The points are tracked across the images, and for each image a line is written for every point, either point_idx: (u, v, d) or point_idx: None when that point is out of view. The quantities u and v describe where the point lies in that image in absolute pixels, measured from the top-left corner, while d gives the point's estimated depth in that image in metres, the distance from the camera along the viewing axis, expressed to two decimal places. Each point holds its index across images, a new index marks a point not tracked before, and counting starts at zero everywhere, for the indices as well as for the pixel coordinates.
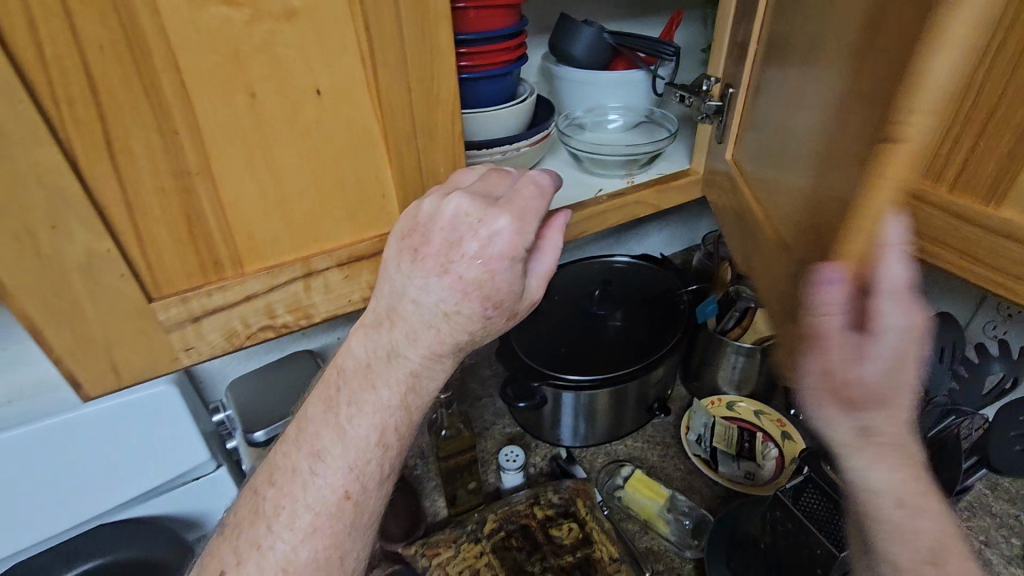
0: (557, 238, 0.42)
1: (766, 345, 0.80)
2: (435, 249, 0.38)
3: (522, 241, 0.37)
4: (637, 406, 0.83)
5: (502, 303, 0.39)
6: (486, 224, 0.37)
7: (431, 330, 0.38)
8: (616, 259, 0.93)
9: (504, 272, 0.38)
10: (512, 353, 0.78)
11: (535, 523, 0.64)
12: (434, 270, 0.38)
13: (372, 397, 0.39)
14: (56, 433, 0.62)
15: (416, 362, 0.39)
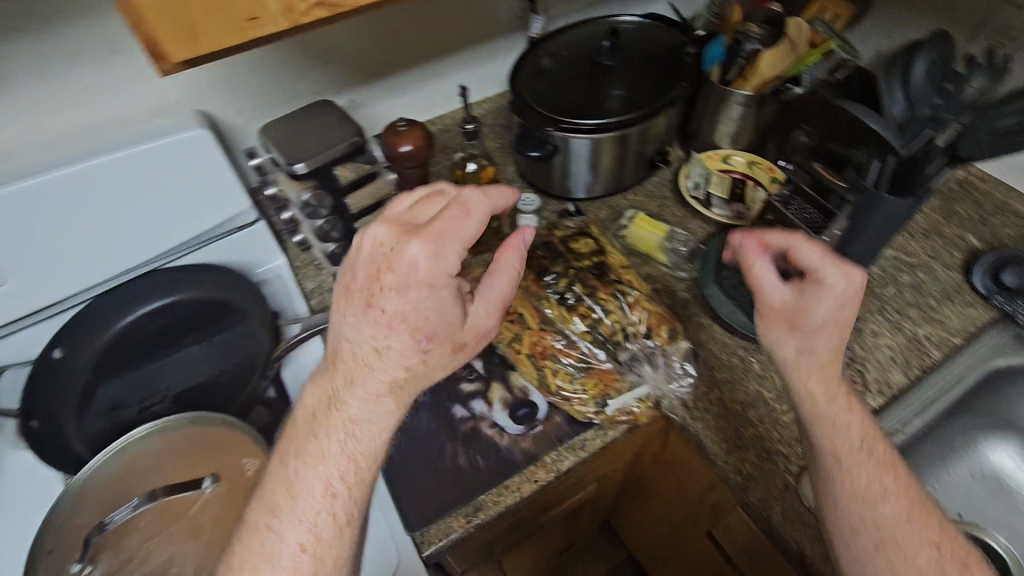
0: (511, 258, 0.49)
1: (766, 90, 0.83)
2: (370, 288, 0.44)
3: (443, 269, 0.43)
4: (639, 157, 0.89)
5: (431, 333, 0.44)
6: (417, 250, 0.43)
7: (362, 365, 0.46)
8: (626, 19, 0.91)
9: (431, 297, 0.44)
10: (524, 104, 0.82)
11: (554, 240, 0.72)
12: (369, 306, 0.44)
13: (318, 443, 0.47)
14: (95, 170, 0.63)
15: (360, 385, 0.46)
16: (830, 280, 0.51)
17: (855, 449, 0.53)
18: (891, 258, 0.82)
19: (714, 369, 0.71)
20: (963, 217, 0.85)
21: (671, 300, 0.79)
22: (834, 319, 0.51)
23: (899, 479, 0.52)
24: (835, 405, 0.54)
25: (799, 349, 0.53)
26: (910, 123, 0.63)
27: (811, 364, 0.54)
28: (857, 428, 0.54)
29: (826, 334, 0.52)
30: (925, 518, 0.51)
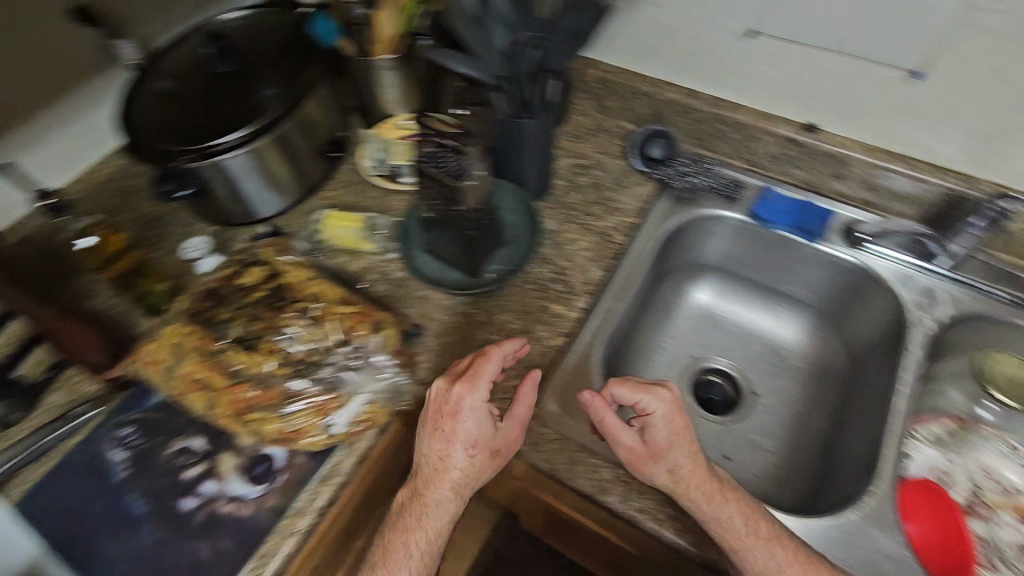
0: (530, 387, 0.63)
1: (399, 46, 0.81)
2: (438, 419, 0.61)
3: (472, 402, 0.60)
4: (310, 151, 0.83)
5: (476, 440, 0.60)
6: (477, 386, 0.61)
7: (439, 475, 0.60)
8: (229, 15, 0.83)
9: (467, 425, 0.60)
10: (150, 141, 0.70)
11: (220, 282, 0.74)
12: (433, 432, 0.61)
13: (409, 529, 0.60)
14: None
15: (434, 495, 0.61)
16: (656, 410, 0.60)
17: (742, 527, 0.57)
18: (563, 163, 0.90)
19: (445, 334, 0.73)
20: (615, 107, 0.93)
21: (389, 283, 0.78)
22: (672, 436, 0.59)
23: (769, 527, 0.58)
24: (716, 504, 0.57)
25: (670, 471, 0.58)
26: (516, 47, 0.68)
27: (684, 478, 0.58)
28: (736, 513, 0.57)
29: (678, 446, 0.59)
30: (811, 573, 0.56)
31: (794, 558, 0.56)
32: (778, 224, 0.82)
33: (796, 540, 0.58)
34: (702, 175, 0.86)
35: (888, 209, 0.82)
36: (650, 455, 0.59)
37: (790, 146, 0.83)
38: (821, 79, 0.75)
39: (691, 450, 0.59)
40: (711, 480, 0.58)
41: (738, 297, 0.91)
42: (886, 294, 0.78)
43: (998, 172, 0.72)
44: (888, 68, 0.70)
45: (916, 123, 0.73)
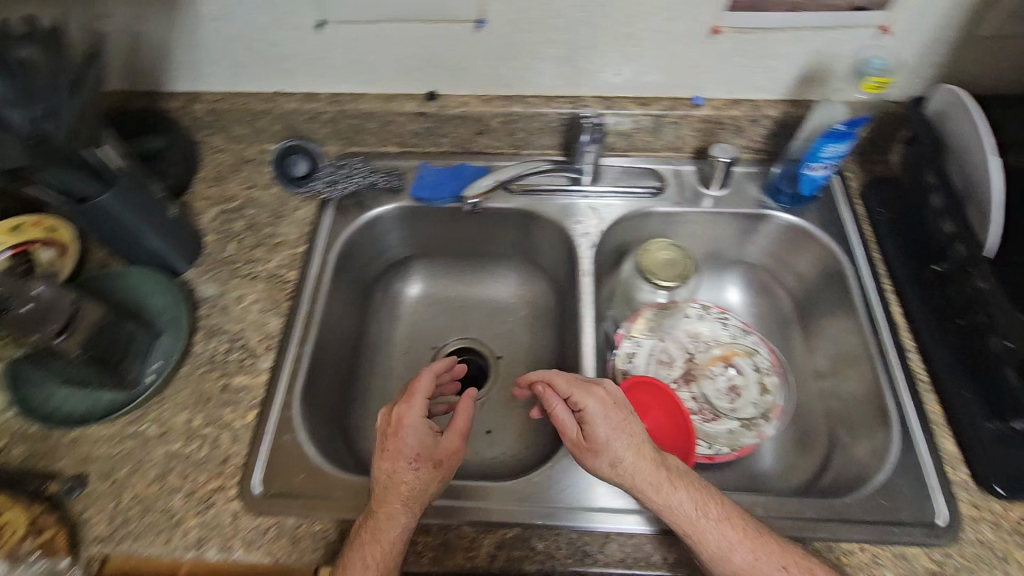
0: (461, 420, 0.59)
1: None
2: (382, 440, 0.57)
3: (417, 404, 0.58)
4: None
5: (419, 452, 0.55)
6: (414, 399, 0.58)
7: (391, 490, 0.54)
8: None
9: (415, 433, 0.56)
10: None
11: None
12: (380, 453, 0.56)
13: (372, 547, 0.52)
14: None
15: (386, 512, 0.54)
16: (589, 408, 0.58)
17: (694, 514, 0.55)
18: (211, 217, 0.80)
19: (114, 472, 0.62)
20: (245, 132, 0.84)
21: (25, 444, 0.63)
22: (612, 430, 0.57)
23: (722, 509, 0.55)
24: (665, 494, 0.56)
25: (613, 463, 0.57)
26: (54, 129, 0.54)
27: (628, 469, 0.56)
28: (687, 500, 0.55)
29: (619, 439, 0.57)
30: (761, 547, 0.54)
31: (749, 536, 0.54)
32: (439, 199, 0.81)
33: (752, 518, 0.56)
34: (351, 176, 0.80)
35: (532, 147, 0.85)
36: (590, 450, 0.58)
37: (423, 119, 0.81)
38: (411, 48, 0.73)
39: (636, 441, 0.57)
40: (656, 467, 0.57)
41: (449, 278, 0.91)
42: (556, 229, 0.82)
43: (593, 85, 0.78)
44: (455, 22, 0.70)
45: (510, 64, 0.75)
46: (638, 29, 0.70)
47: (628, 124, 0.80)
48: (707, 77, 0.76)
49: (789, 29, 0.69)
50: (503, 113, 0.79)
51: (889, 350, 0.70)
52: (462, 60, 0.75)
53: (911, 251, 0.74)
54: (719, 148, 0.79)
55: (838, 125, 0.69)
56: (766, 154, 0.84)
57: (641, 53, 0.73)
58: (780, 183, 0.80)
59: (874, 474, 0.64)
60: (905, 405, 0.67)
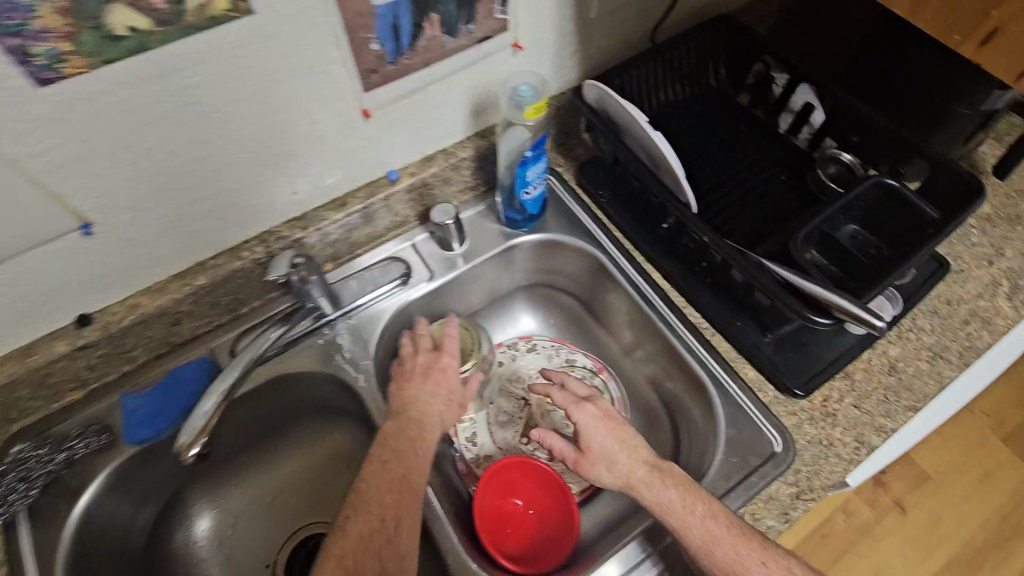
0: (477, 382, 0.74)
1: None
2: (409, 378, 0.70)
3: (452, 362, 0.72)
4: None
5: (451, 389, 0.71)
6: (449, 355, 0.72)
7: (431, 405, 0.68)
8: None
9: (446, 382, 0.70)
10: None
11: None
12: (406, 382, 0.70)
13: (416, 444, 0.64)
14: None
15: (426, 417, 0.66)
16: (580, 420, 0.68)
17: (681, 509, 0.59)
18: None
19: None
20: None
21: None
22: (610, 436, 0.66)
23: (708, 506, 0.59)
24: (657, 490, 0.61)
25: (609, 467, 0.65)
26: None
27: (622, 473, 0.64)
28: (675, 496, 0.60)
29: (612, 444, 0.66)
30: (742, 542, 0.57)
31: (732, 533, 0.57)
32: (166, 431, 0.64)
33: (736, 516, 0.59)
34: (30, 472, 0.59)
35: (253, 303, 0.72)
36: (587, 465, 0.66)
37: (88, 351, 0.62)
38: (14, 290, 0.54)
39: (631, 439, 0.66)
40: (650, 469, 0.63)
41: (239, 483, 0.74)
42: (326, 375, 0.71)
43: (276, 214, 0.67)
44: (53, 240, 0.53)
45: (162, 243, 0.61)
46: (287, 146, 0.61)
47: (338, 231, 0.72)
48: (388, 152, 0.70)
49: (436, 81, 0.66)
50: (189, 292, 0.65)
51: (670, 316, 0.74)
52: (96, 268, 0.58)
53: (639, 217, 0.78)
54: (438, 211, 0.75)
55: (526, 152, 0.68)
56: (483, 187, 0.82)
57: (306, 164, 0.64)
58: (512, 212, 0.78)
59: (714, 437, 0.67)
60: (704, 358, 0.71)
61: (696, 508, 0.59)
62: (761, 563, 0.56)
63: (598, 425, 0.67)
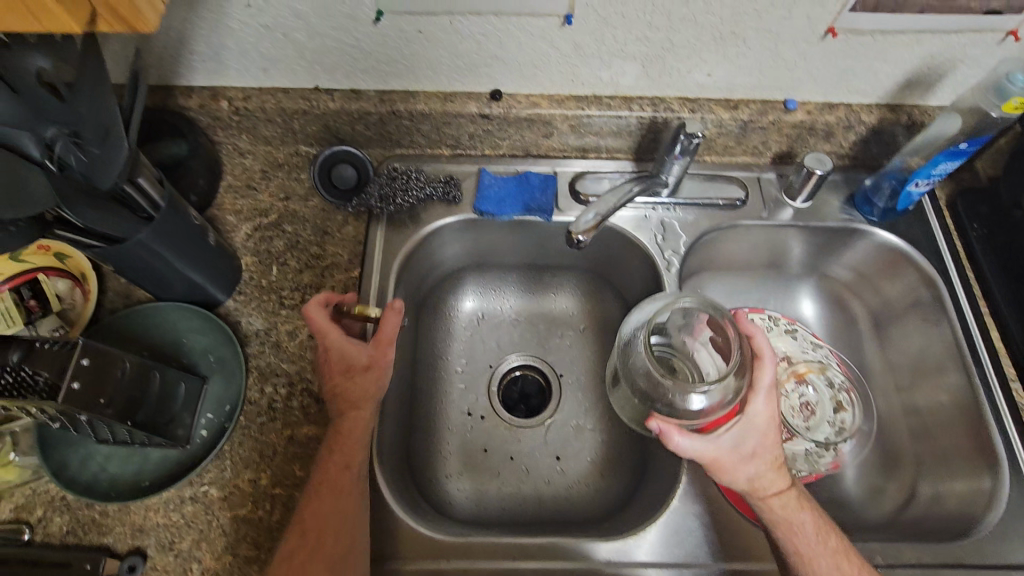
0: (760, 402, 0.54)
1: None
2: (354, 376, 0.58)
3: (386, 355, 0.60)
4: None
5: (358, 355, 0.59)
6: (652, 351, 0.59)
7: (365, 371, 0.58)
8: None
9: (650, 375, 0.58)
10: None
11: None
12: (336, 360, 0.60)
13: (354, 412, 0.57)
14: None
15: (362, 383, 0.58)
16: (754, 411, 0.54)
17: (814, 537, 0.54)
18: (246, 230, 0.71)
19: (175, 543, 0.55)
20: (276, 133, 0.73)
21: (67, 514, 0.56)
22: (767, 434, 0.54)
23: (840, 541, 0.55)
24: (790, 509, 0.55)
25: (751, 475, 0.54)
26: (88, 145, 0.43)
27: (760, 484, 0.54)
28: (810, 523, 0.55)
29: (765, 446, 0.54)
30: None
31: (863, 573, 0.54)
32: (504, 214, 0.73)
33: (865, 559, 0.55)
34: (410, 187, 0.72)
35: (602, 148, 0.76)
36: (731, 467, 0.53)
37: (483, 121, 0.71)
38: (484, 44, 0.63)
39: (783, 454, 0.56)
40: (790, 488, 0.55)
41: (500, 285, 0.83)
42: (629, 243, 0.76)
43: (679, 86, 0.69)
44: (539, 17, 0.60)
45: (591, 63, 0.66)
46: (746, 28, 0.61)
47: (711, 129, 0.73)
48: (809, 78, 0.68)
49: (912, 31, 0.62)
50: (577, 115, 0.71)
51: (993, 378, 0.67)
52: (539, 57, 0.65)
53: (1008, 270, 0.70)
54: (811, 158, 0.71)
55: (961, 142, 0.62)
56: (851, 159, 0.78)
57: (741, 53, 0.65)
58: (872, 196, 0.74)
59: (984, 513, 0.62)
60: (1011, 438, 0.64)
61: (825, 539, 0.54)
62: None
63: (760, 425, 0.54)
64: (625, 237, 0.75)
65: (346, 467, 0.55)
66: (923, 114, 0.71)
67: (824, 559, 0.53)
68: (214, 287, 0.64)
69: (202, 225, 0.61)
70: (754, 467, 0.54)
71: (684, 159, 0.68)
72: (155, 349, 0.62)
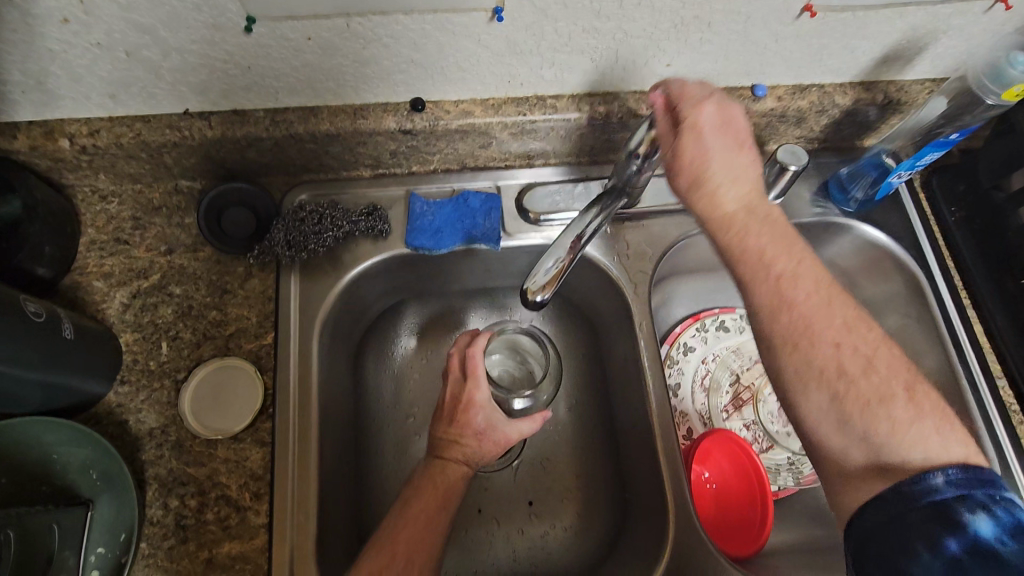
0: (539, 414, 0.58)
1: None
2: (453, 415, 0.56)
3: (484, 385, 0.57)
4: None
5: (483, 429, 0.55)
6: (479, 377, 0.57)
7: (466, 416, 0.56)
8: None
9: (486, 416, 0.56)
10: None
11: None
12: (449, 424, 0.56)
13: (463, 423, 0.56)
14: None
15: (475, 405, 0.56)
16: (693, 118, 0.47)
17: (801, 291, 0.45)
18: (121, 297, 0.57)
19: None
20: (143, 170, 0.58)
21: None
22: (721, 151, 0.47)
23: (843, 307, 0.45)
24: (749, 239, 0.46)
25: (698, 186, 0.48)
26: None
27: (717, 203, 0.47)
28: (807, 283, 0.45)
29: (715, 155, 0.47)
30: (878, 368, 0.43)
31: (870, 352, 0.44)
32: (444, 247, 0.62)
33: (879, 335, 0.45)
34: (323, 229, 0.59)
35: (550, 154, 0.66)
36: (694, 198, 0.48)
37: (406, 137, 0.59)
38: (395, 48, 0.50)
39: (754, 169, 0.48)
40: (751, 207, 0.47)
41: (447, 317, 0.72)
42: (589, 260, 0.66)
43: (636, 80, 0.59)
44: (461, 12, 0.47)
45: (529, 61, 0.54)
46: (713, 11, 0.51)
47: None
48: (780, 61, 0.59)
49: (896, 5, 0.53)
50: (518, 122, 0.59)
51: (979, 377, 0.63)
52: (466, 58, 0.53)
53: (989, 257, 0.66)
54: (785, 151, 0.63)
55: (952, 133, 0.56)
56: (821, 142, 0.71)
57: (706, 38, 0.54)
58: (849, 184, 0.67)
59: None
60: (1001, 441, 0.61)
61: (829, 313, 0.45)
62: (833, 343, 0.44)
63: (717, 135, 0.47)
64: (585, 255, 0.66)
65: (440, 512, 0.51)
66: (899, 91, 0.64)
67: (828, 348, 0.44)
68: (85, 382, 0.51)
69: (47, 318, 0.47)
70: (695, 184, 0.48)
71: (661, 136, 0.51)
72: (18, 474, 0.48)
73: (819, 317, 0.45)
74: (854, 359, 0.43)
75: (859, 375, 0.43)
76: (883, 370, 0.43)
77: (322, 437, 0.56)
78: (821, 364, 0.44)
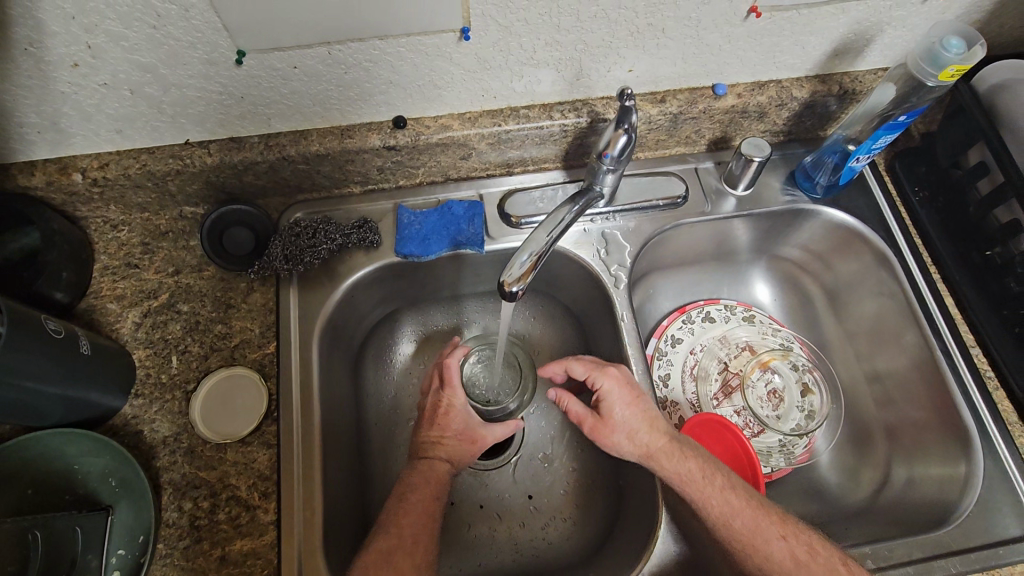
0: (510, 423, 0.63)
1: None
2: (436, 419, 0.60)
3: (461, 393, 0.61)
4: None
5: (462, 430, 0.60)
6: (456, 385, 0.61)
7: (447, 422, 0.59)
8: None
9: (464, 418, 0.60)
10: None
11: None
12: (430, 428, 0.59)
13: (446, 423, 0.59)
14: None
15: (454, 409, 0.60)
16: (603, 386, 0.60)
17: (702, 481, 0.56)
18: (133, 317, 0.61)
19: None
20: (150, 199, 0.63)
21: None
22: (632, 407, 0.60)
23: (726, 478, 0.57)
24: (677, 460, 0.57)
25: (628, 435, 0.59)
26: None
27: (643, 443, 0.58)
28: (695, 468, 0.57)
29: (631, 413, 0.59)
30: (763, 517, 0.55)
31: (752, 505, 0.55)
32: (431, 254, 0.66)
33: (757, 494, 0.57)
34: (317, 242, 0.63)
35: (529, 162, 0.70)
36: (625, 445, 0.59)
37: (391, 154, 0.63)
38: (374, 72, 0.55)
39: (654, 409, 0.60)
40: (670, 439, 0.58)
41: (441, 323, 0.75)
42: (573, 259, 0.70)
43: (602, 86, 0.63)
44: (432, 34, 0.52)
45: (499, 76, 0.59)
46: (664, 18, 0.55)
47: (641, 126, 0.67)
48: (736, 60, 0.63)
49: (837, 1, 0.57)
50: (494, 132, 0.63)
51: (952, 347, 0.65)
52: (440, 77, 0.57)
53: (954, 233, 0.69)
54: (748, 144, 0.67)
55: (899, 116, 0.59)
56: (786, 135, 0.74)
57: (662, 44, 0.59)
58: (813, 172, 0.71)
59: (964, 491, 0.60)
60: (978, 408, 0.63)
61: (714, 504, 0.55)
62: (780, 537, 0.54)
63: (623, 403, 0.60)
64: (567, 253, 0.70)
65: (437, 497, 0.55)
66: (853, 82, 0.67)
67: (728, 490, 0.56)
68: (99, 395, 0.54)
69: (66, 335, 0.51)
70: (625, 433, 0.59)
71: (631, 132, 0.55)
72: (42, 484, 0.52)
73: (717, 500, 0.55)
74: (799, 547, 0.53)
75: (808, 559, 0.52)
76: (823, 551, 0.53)
77: (325, 435, 0.59)
78: (778, 559, 0.53)
